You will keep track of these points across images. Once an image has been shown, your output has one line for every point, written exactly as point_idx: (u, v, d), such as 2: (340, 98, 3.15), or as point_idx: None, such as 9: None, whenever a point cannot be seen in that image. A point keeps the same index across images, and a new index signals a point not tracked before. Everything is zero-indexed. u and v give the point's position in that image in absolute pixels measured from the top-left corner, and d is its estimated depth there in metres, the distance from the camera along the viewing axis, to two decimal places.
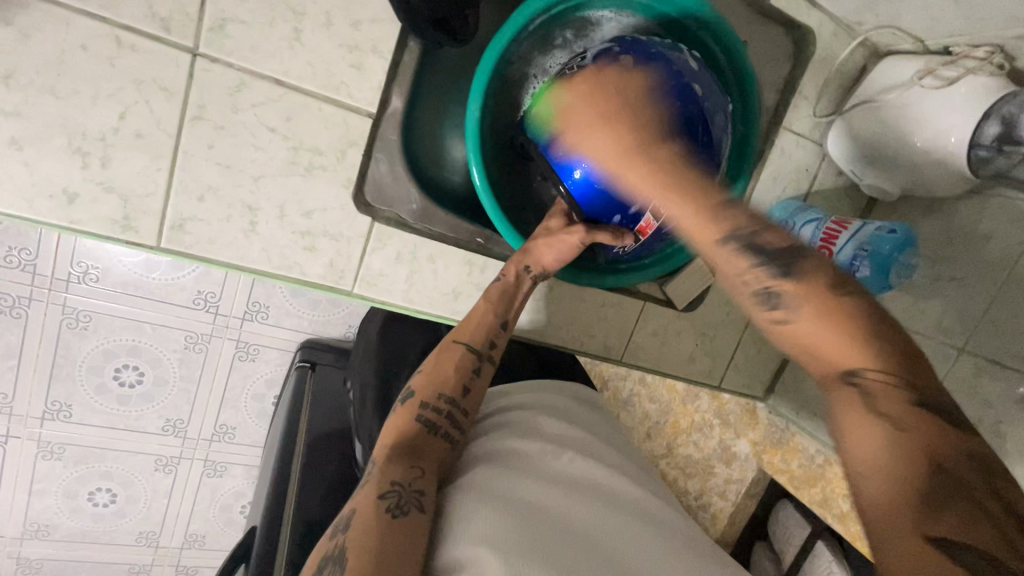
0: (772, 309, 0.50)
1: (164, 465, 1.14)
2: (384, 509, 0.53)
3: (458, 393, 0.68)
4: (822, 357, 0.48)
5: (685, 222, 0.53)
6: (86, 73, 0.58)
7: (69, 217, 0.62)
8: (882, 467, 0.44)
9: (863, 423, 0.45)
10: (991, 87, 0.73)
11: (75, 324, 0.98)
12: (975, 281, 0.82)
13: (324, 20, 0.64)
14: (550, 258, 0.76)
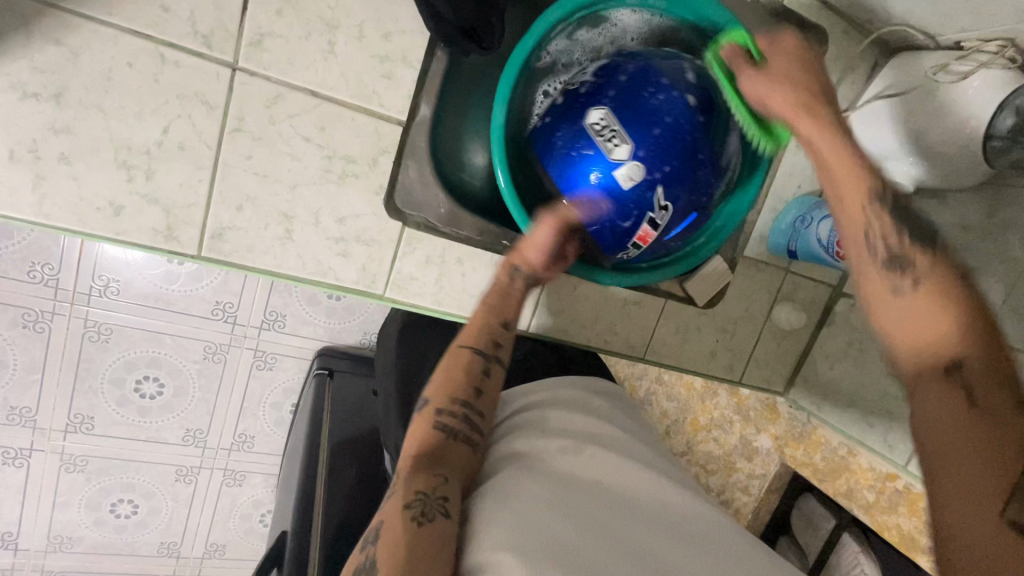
0: (901, 273, 0.53)
1: (185, 476, 1.16)
2: (410, 517, 0.56)
3: (471, 396, 0.72)
4: (927, 332, 0.51)
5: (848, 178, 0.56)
6: (132, 89, 0.61)
7: (114, 229, 0.64)
8: (965, 438, 0.46)
9: (951, 395, 0.48)
10: (1002, 81, 0.75)
11: (98, 337, 1.00)
12: (995, 270, 0.83)
13: (356, 32, 0.66)
14: (537, 254, 0.75)
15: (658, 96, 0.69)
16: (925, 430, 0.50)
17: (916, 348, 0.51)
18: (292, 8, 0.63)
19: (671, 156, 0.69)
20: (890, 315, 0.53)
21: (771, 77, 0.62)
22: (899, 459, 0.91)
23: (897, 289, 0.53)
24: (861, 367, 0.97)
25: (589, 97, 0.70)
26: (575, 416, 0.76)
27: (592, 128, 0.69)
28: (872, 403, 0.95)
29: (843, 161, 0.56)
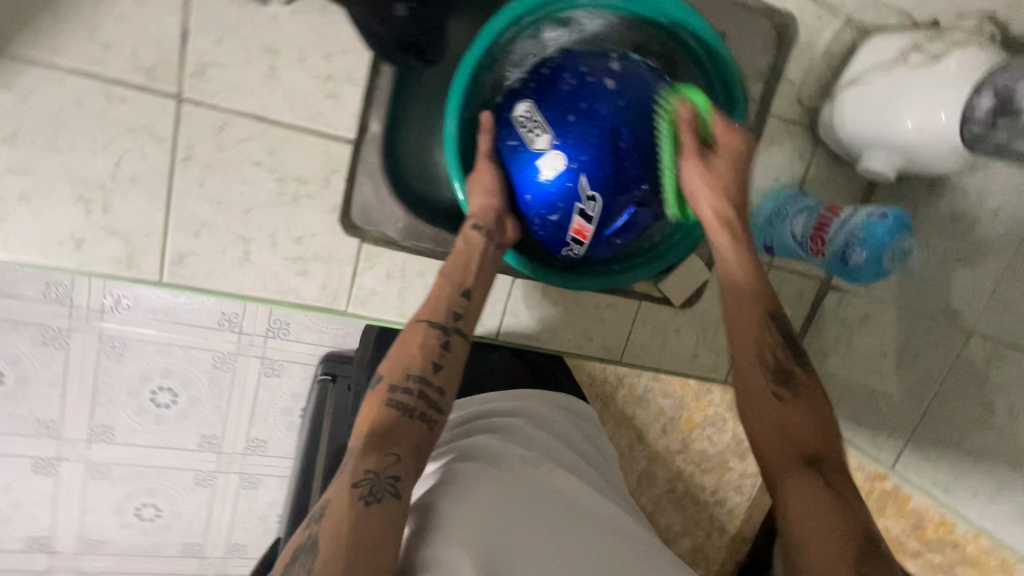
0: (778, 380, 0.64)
1: (202, 480, 1.01)
2: (357, 496, 0.54)
3: (428, 370, 0.66)
4: (792, 433, 0.61)
5: (746, 293, 0.68)
6: (83, 127, 0.63)
7: (77, 260, 0.67)
8: (814, 507, 0.55)
9: (807, 478, 0.58)
10: (980, 60, 0.71)
11: (114, 353, 0.89)
12: (984, 261, 0.78)
13: (298, 55, 0.67)
14: (478, 200, 0.72)
15: (580, 84, 0.67)
16: (794, 519, 0.55)
17: (784, 443, 0.61)
18: (232, 36, 0.64)
19: (591, 139, 0.65)
20: (766, 413, 0.63)
21: (710, 175, 0.69)
22: (886, 460, 0.87)
23: (777, 395, 0.63)
24: (848, 362, 0.94)
25: (514, 96, 0.71)
26: (535, 428, 0.77)
27: (522, 112, 0.69)
28: (859, 401, 0.92)
29: (746, 278, 0.69)
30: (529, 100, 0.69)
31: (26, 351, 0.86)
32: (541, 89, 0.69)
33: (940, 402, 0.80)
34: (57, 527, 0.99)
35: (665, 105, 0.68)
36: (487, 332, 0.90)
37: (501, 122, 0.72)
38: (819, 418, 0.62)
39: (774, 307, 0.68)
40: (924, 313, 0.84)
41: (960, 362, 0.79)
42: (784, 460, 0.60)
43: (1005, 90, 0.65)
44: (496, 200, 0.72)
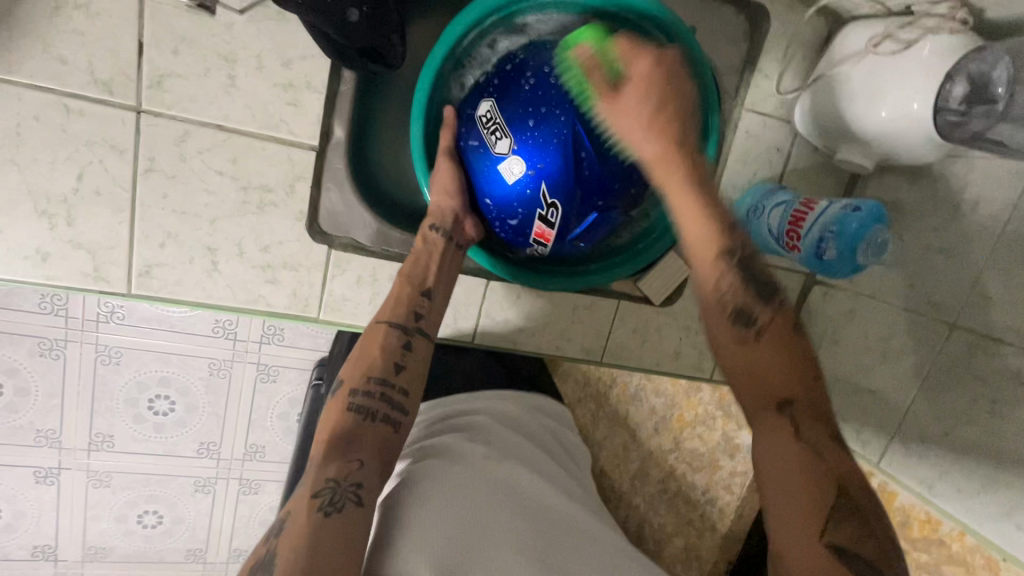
0: (746, 328, 0.56)
1: (203, 485, 0.99)
2: (316, 506, 0.55)
3: (390, 372, 0.68)
4: (767, 380, 0.56)
5: (695, 235, 0.57)
6: (43, 141, 0.63)
7: (44, 274, 0.67)
8: (787, 463, 0.53)
9: (779, 432, 0.55)
10: (953, 45, 0.69)
11: (110, 361, 0.88)
12: (966, 251, 0.76)
13: (256, 63, 0.67)
14: (437, 204, 0.74)
15: (540, 85, 0.66)
16: (769, 476, 0.54)
17: (756, 392, 0.56)
18: (188, 46, 0.64)
19: (549, 144, 0.65)
20: (734, 363, 0.57)
21: (625, 111, 0.62)
22: (872, 456, 0.85)
23: (744, 341, 0.56)
24: (835, 356, 0.93)
25: (477, 95, 0.71)
26: (501, 427, 0.80)
27: (485, 117, 0.69)
28: (846, 397, 0.90)
29: (697, 220, 0.57)
30: (492, 102, 0.68)
31: (23, 362, 0.85)
32: (504, 90, 0.68)
33: (925, 397, 0.78)
34: (61, 535, 0.97)
35: (564, 64, 0.64)
36: (461, 334, 0.89)
37: (466, 124, 0.72)
38: (794, 359, 0.56)
39: (735, 238, 0.57)
40: (907, 306, 0.82)
41: (944, 356, 0.77)
42: (755, 408, 0.56)
43: (978, 77, 0.67)
44: (458, 201, 0.73)
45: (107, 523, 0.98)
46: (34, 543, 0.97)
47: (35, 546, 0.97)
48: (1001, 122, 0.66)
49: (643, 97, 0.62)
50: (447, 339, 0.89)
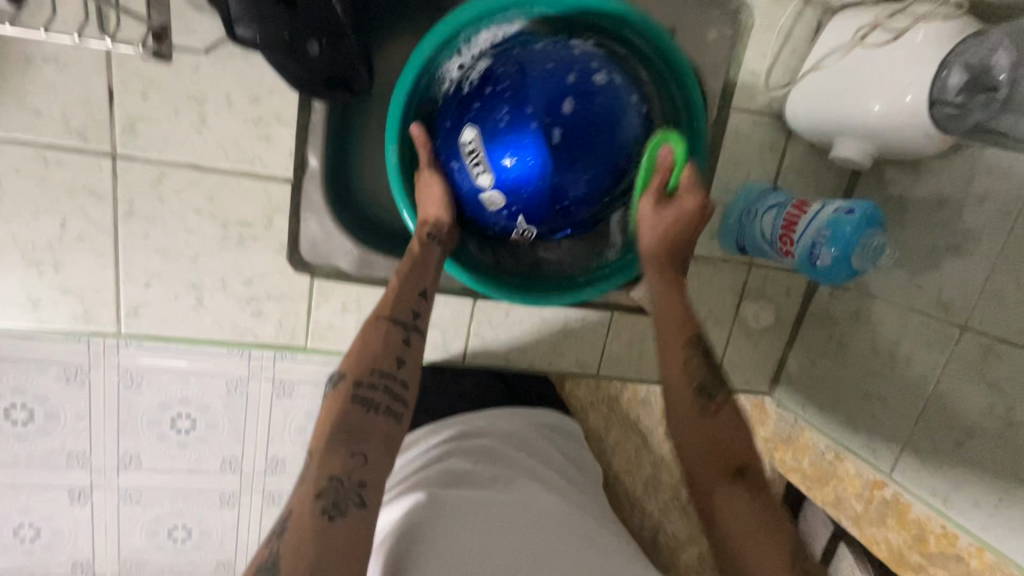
0: (706, 403, 0.65)
1: (229, 499, 0.87)
2: (319, 510, 0.49)
3: (390, 365, 0.61)
4: (724, 450, 0.63)
5: (666, 326, 0.68)
6: (25, 193, 0.65)
7: (37, 318, 0.70)
8: (750, 526, 0.59)
9: (738, 495, 0.61)
10: (946, 32, 0.65)
11: (132, 384, 0.77)
12: (974, 249, 0.71)
13: (224, 100, 0.67)
14: (433, 208, 0.69)
15: (516, 105, 0.62)
16: (733, 525, 0.59)
17: (718, 458, 0.63)
18: (157, 90, 0.65)
19: (523, 182, 0.63)
20: (699, 434, 0.64)
21: (667, 216, 0.69)
22: (883, 466, 0.81)
23: (706, 413, 0.64)
24: (841, 362, 0.88)
25: (457, 112, 0.67)
26: (511, 447, 0.78)
27: (466, 148, 0.65)
28: (855, 404, 0.85)
29: (674, 312, 0.69)
30: (472, 127, 0.64)
31: (51, 388, 0.75)
32: (482, 117, 0.64)
33: (938, 405, 0.74)
34: (98, 550, 0.87)
35: (650, 147, 0.67)
36: (452, 355, 0.89)
37: (447, 146, 0.68)
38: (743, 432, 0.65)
39: (698, 331, 0.69)
40: (916, 309, 0.78)
41: (956, 360, 0.72)
42: (715, 469, 0.62)
43: (975, 65, 0.62)
44: (446, 208, 0.69)
45: (140, 539, 0.87)
46: (74, 559, 0.87)
47: (74, 560, 0.87)
48: (1004, 112, 0.62)
49: (677, 220, 0.69)
50: (436, 361, 0.89)
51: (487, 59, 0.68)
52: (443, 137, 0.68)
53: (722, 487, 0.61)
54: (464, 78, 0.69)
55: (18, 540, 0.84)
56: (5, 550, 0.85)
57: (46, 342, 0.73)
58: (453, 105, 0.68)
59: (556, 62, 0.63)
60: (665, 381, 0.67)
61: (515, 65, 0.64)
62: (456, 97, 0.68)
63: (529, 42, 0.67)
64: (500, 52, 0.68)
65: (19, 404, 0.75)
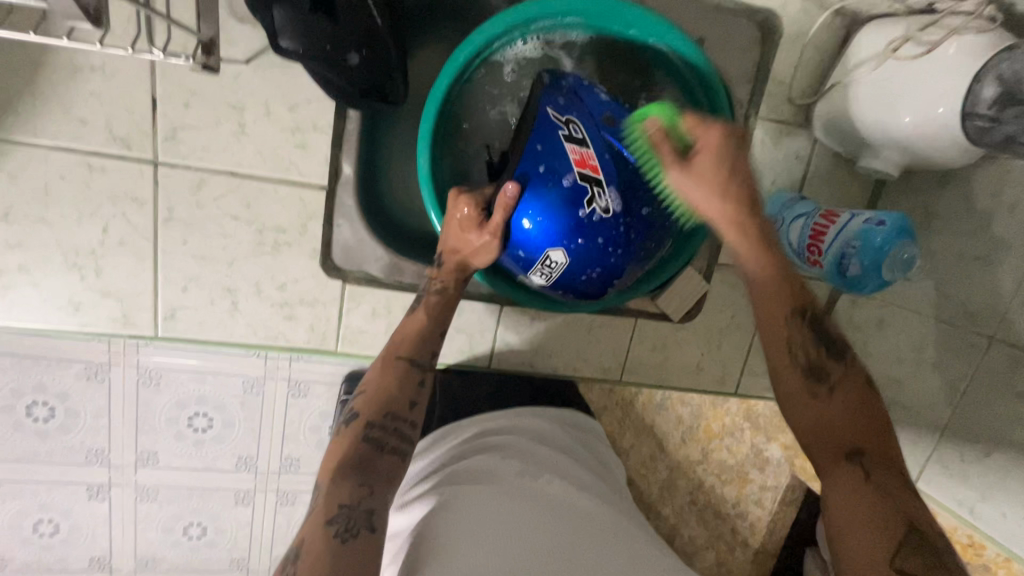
0: (814, 377, 0.55)
1: (243, 498, 0.87)
2: (332, 535, 0.50)
3: (403, 408, 0.62)
4: (834, 432, 0.53)
5: (764, 296, 0.59)
6: (69, 199, 0.67)
7: (77, 321, 0.71)
8: (863, 520, 0.49)
9: (857, 485, 0.50)
10: (982, 45, 0.65)
11: (150, 383, 0.77)
12: (1005, 260, 0.71)
13: (264, 110, 0.68)
14: (474, 259, 0.69)
15: (610, 260, 0.66)
16: (850, 542, 0.48)
17: (832, 439, 0.53)
18: (198, 98, 0.66)
19: (574, 296, 0.70)
20: (806, 406, 0.55)
21: (701, 177, 0.61)
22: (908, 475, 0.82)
23: (815, 395, 0.55)
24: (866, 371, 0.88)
25: (564, 232, 0.64)
26: (535, 444, 0.79)
27: (542, 276, 0.68)
28: None
29: (773, 287, 0.58)
30: (564, 262, 0.65)
31: (73, 386, 0.75)
32: (577, 260, 0.65)
33: (966, 414, 0.74)
34: (117, 545, 0.87)
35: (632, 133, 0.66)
36: (477, 358, 0.90)
37: (524, 235, 0.65)
38: (864, 407, 0.55)
39: (805, 302, 0.59)
40: (942, 318, 0.78)
41: (983, 371, 0.73)
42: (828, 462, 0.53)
43: (1011, 77, 0.60)
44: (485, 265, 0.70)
45: (157, 535, 0.87)
46: (92, 555, 0.87)
47: (93, 557, 0.87)
48: None
49: (715, 165, 0.61)
50: (461, 364, 0.89)
51: (616, 193, 0.64)
52: (521, 230, 0.65)
53: (829, 477, 0.52)
54: (591, 190, 0.63)
55: (38, 536, 0.84)
56: (24, 547, 0.84)
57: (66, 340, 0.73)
58: (562, 222, 0.63)
59: (653, 227, 0.68)
60: (766, 361, 0.58)
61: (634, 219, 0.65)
62: (568, 208, 0.63)
63: (652, 184, 0.66)
64: (628, 182, 0.65)
65: (41, 402, 0.76)
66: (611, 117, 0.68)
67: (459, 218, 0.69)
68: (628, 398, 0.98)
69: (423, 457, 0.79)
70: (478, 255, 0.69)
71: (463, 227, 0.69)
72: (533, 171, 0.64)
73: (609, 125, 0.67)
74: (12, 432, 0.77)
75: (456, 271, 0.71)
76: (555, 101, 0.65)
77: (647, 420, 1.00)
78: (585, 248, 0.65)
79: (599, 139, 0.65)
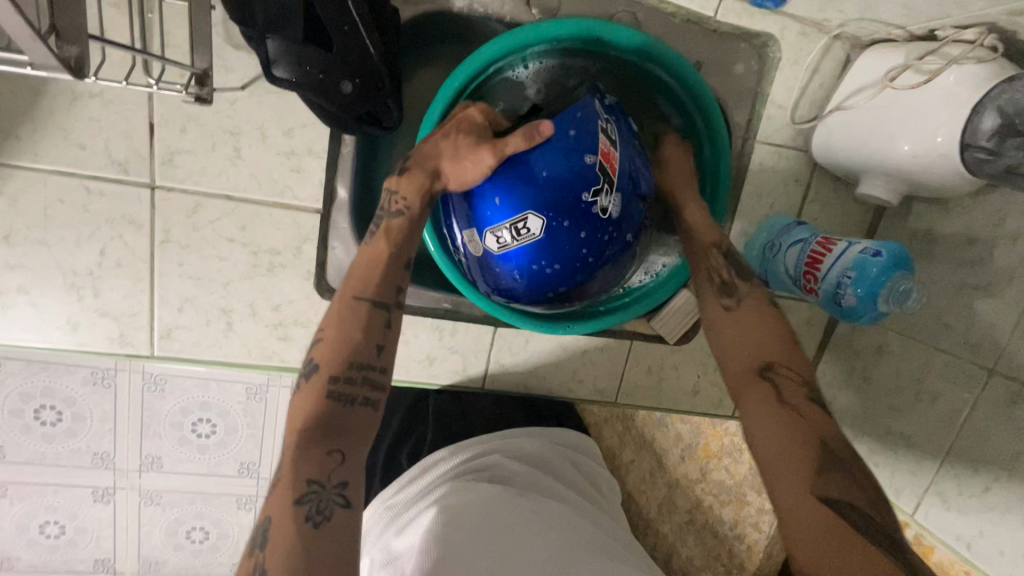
0: (728, 298, 0.65)
1: (246, 503, 0.87)
2: (302, 518, 0.47)
3: (370, 354, 0.56)
4: (748, 347, 0.61)
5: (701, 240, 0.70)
6: (68, 222, 0.68)
7: (76, 340, 0.73)
8: (772, 421, 0.55)
9: (766, 393, 0.57)
10: (982, 75, 0.64)
11: (156, 389, 0.77)
12: (1006, 291, 0.70)
13: (259, 134, 0.69)
14: (456, 176, 0.63)
15: (575, 255, 0.63)
16: (756, 439, 0.55)
17: (743, 356, 0.61)
18: (195, 124, 0.67)
19: (506, 279, 0.66)
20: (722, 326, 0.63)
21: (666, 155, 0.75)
22: (907, 506, 0.81)
23: (729, 311, 0.64)
24: (866, 399, 0.86)
25: (554, 205, 0.61)
26: (531, 468, 0.80)
27: (496, 244, 0.63)
28: (878, 439, 0.85)
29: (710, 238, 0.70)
30: (535, 235, 0.62)
31: (80, 391, 0.76)
32: (548, 246, 0.62)
33: (967, 446, 0.73)
34: (120, 548, 0.87)
35: None
36: (471, 379, 0.89)
37: (504, 189, 0.61)
38: (768, 325, 0.62)
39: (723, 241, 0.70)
40: (942, 348, 0.76)
41: (983, 403, 0.71)
42: (740, 378, 0.59)
43: (1012, 107, 0.60)
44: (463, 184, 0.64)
45: (160, 539, 0.87)
46: (96, 557, 0.87)
47: (97, 559, 0.87)
48: None
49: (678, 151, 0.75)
50: (456, 385, 0.89)
51: (620, 200, 0.64)
52: (508, 186, 0.61)
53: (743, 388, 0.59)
54: (603, 180, 0.62)
55: (44, 538, 0.85)
56: (31, 547, 0.85)
57: (67, 352, 0.73)
58: (552, 198, 0.61)
59: (621, 250, 0.67)
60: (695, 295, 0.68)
61: (613, 232, 0.64)
62: (570, 190, 0.61)
63: (643, 219, 0.68)
64: (627, 201, 0.65)
65: (50, 407, 0.76)
66: (639, 148, 0.69)
67: (467, 120, 0.65)
68: (624, 418, 0.97)
69: (409, 485, 0.78)
70: (463, 168, 0.63)
71: (460, 131, 0.64)
72: (562, 133, 0.61)
73: (637, 152, 0.67)
74: (20, 435, 0.77)
75: (424, 178, 0.64)
76: (603, 100, 0.66)
77: (643, 440, 0.99)
78: (561, 228, 0.61)
79: (627, 151, 0.66)
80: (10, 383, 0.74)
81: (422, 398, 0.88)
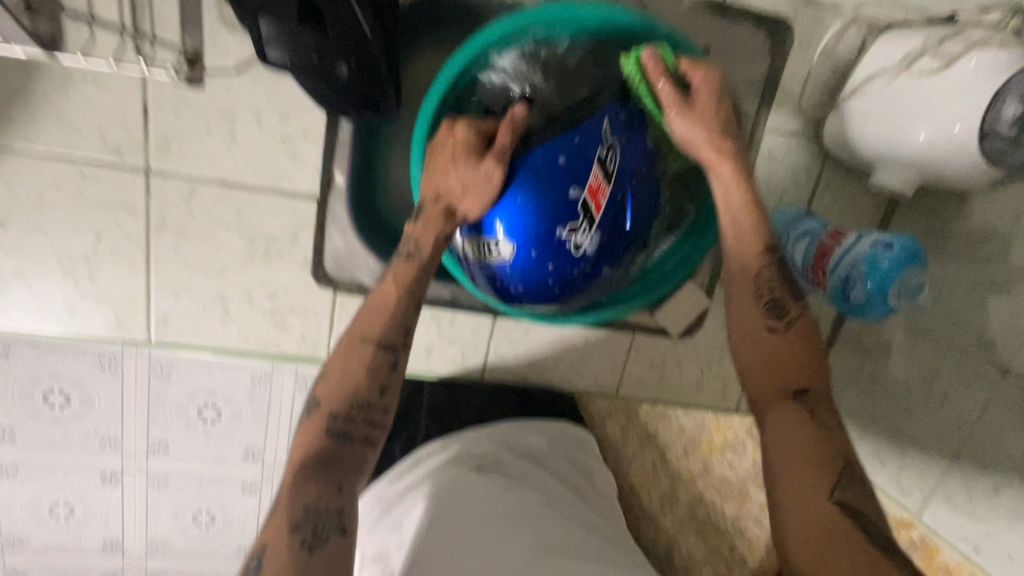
0: (777, 318, 0.62)
1: (250, 488, 0.87)
2: (298, 544, 0.48)
3: (373, 395, 0.57)
4: (784, 369, 0.61)
5: (744, 247, 0.63)
6: (62, 206, 0.67)
7: (74, 325, 0.72)
8: (799, 441, 0.56)
9: (799, 417, 0.58)
10: (1005, 61, 0.61)
11: (161, 374, 0.77)
12: (1022, 289, 0.67)
13: (255, 119, 0.68)
14: (469, 201, 0.61)
15: (539, 283, 0.61)
16: (778, 449, 0.56)
17: (778, 375, 0.61)
18: (189, 107, 0.66)
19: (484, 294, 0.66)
20: (759, 344, 0.62)
21: (698, 121, 0.63)
22: (912, 506, 0.79)
23: (774, 329, 0.62)
24: (872, 396, 0.84)
25: (527, 234, 0.59)
26: (528, 463, 0.79)
27: (474, 253, 0.63)
28: (885, 438, 0.83)
29: (748, 247, 0.63)
30: (502, 257, 0.61)
31: (86, 375, 0.76)
32: (513, 271, 0.61)
33: (978, 449, 0.71)
34: (127, 531, 0.88)
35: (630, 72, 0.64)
36: (469, 370, 0.89)
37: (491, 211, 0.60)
38: (808, 350, 0.62)
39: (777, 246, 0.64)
40: (954, 346, 0.74)
41: (996, 404, 0.69)
42: (771, 394, 0.60)
43: None
44: (478, 207, 0.60)
45: (166, 522, 0.88)
46: (105, 538, 0.88)
47: (105, 541, 0.88)
48: None
49: (710, 109, 0.63)
50: (455, 375, 0.89)
51: (598, 237, 0.61)
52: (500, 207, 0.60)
53: (774, 405, 0.59)
54: (583, 215, 0.59)
55: (54, 519, 0.85)
56: (40, 529, 0.86)
57: (68, 336, 0.73)
58: (528, 226, 0.59)
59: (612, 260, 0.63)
60: (732, 296, 0.64)
61: (596, 255, 0.62)
62: (548, 219, 0.59)
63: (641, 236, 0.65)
64: (616, 231, 0.62)
65: (56, 391, 0.76)
66: (644, 176, 0.65)
67: (458, 141, 0.61)
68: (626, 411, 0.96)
69: (403, 477, 0.77)
70: (473, 192, 0.60)
71: (455, 154, 0.61)
72: (552, 161, 0.59)
73: (638, 181, 0.64)
74: (28, 418, 0.77)
75: (442, 218, 0.62)
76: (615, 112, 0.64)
77: (644, 433, 0.98)
78: (524, 262, 0.60)
79: (624, 180, 0.62)
80: (16, 367, 0.74)
81: (419, 389, 0.87)
